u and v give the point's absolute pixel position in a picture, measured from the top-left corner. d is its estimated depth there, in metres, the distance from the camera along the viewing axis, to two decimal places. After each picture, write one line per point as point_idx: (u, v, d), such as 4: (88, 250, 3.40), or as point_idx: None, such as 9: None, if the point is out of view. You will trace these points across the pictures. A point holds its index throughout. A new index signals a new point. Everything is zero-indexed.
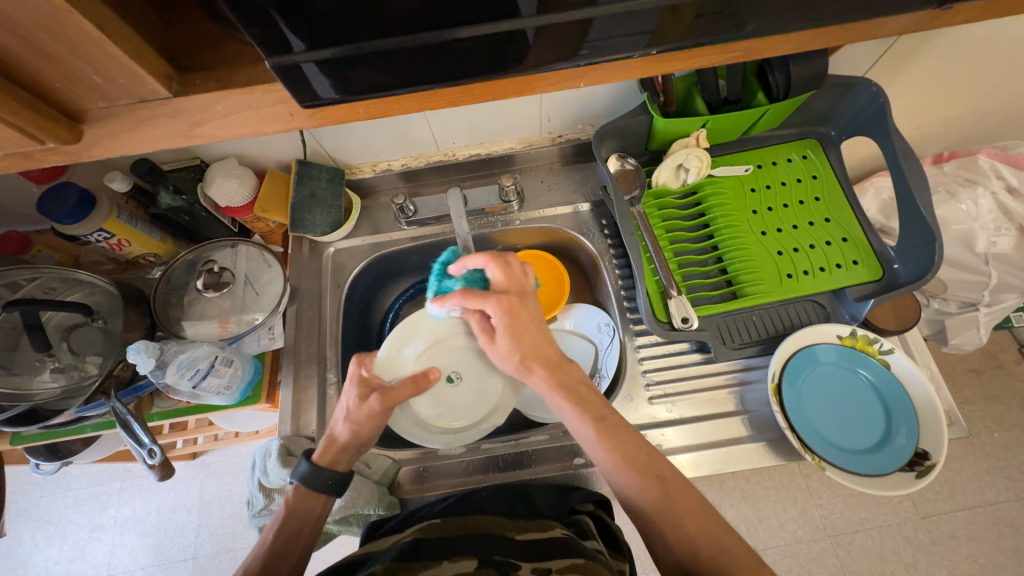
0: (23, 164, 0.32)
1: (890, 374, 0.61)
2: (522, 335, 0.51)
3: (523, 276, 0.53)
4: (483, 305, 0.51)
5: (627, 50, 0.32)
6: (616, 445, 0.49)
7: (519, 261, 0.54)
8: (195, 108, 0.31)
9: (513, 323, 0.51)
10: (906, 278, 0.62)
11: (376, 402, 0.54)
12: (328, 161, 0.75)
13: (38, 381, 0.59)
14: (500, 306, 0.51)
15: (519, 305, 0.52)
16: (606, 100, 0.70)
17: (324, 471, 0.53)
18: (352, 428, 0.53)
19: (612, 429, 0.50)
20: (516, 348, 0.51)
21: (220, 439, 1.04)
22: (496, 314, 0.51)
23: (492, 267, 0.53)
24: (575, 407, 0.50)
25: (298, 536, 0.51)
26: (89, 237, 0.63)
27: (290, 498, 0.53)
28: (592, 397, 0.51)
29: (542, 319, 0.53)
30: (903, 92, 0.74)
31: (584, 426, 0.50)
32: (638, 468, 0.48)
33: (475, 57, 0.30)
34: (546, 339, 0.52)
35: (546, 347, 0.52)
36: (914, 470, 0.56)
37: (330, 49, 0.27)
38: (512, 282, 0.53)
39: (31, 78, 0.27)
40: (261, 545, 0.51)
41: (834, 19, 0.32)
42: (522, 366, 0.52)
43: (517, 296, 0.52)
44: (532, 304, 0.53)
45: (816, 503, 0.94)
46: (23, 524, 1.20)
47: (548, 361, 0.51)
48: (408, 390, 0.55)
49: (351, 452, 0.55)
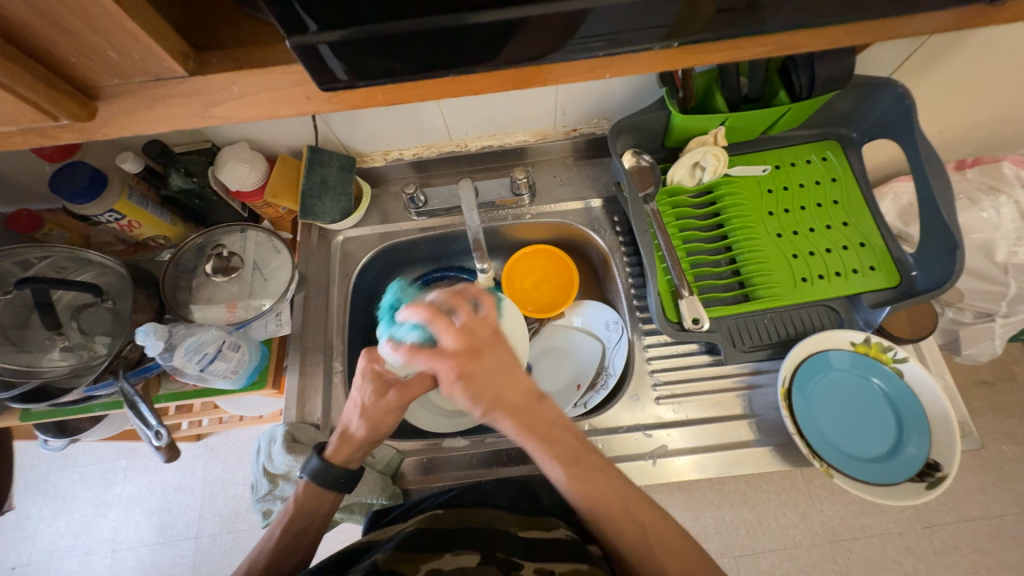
0: (36, 141, 0.31)
1: (903, 383, 0.60)
2: (483, 388, 0.47)
3: (478, 329, 0.50)
4: (433, 364, 0.48)
5: (650, 41, 0.31)
6: (537, 434, 0.48)
7: (472, 313, 0.50)
8: (212, 88, 0.30)
9: (467, 381, 0.47)
10: (924, 285, 0.60)
11: (394, 397, 0.54)
12: (340, 149, 0.75)
13: (48, 359, 0.59)
14: (452, 367, 0.47)
15: (472, 364, 0.48)
16: (624, 94, 0.69)
17: (336, 468, 0.53)
18: (368, 424, 0.53)
19: (540, 414, 0.49)
20: (476, 401, 0.47)
21: (224, 422, 1.05)
22: (445, 375, 0.48)
23: (438, 325, 0.49)
24: (545, 453, 0.48)
25: (303, 536, 0.53)
26: (100, 217, 0.63)
27: (296, 496, 0.53)
28: (537, 409, 0.49)
29: (511, 365, 0.49)
30: (930, 95, 0.72)
31: (554, 469, 0.48)
32: (558, 458, 0.48)
33: (493, 42, 0.29)
34: (514, 382, 0.48)
35: (507, 394, 0.48)
36: (925, 481, 0.55)
37: (347, 29, 0.27)
38: (470, 333, 0.49)
39: (44, 51, 0.27)
40: (263, 543, 0.52)
41: (871, 12, 0.30)
42: (487, 416, 0.48)
43: (467, 354, 0.48)
44: (496, 353, 0.49)
45: (818, 509, 0.93)
46: (31, 499, 1.22)
47: (511, 406, 0.48)
48: (425, 384, 0.54)
49: (364, 450, 0.55)
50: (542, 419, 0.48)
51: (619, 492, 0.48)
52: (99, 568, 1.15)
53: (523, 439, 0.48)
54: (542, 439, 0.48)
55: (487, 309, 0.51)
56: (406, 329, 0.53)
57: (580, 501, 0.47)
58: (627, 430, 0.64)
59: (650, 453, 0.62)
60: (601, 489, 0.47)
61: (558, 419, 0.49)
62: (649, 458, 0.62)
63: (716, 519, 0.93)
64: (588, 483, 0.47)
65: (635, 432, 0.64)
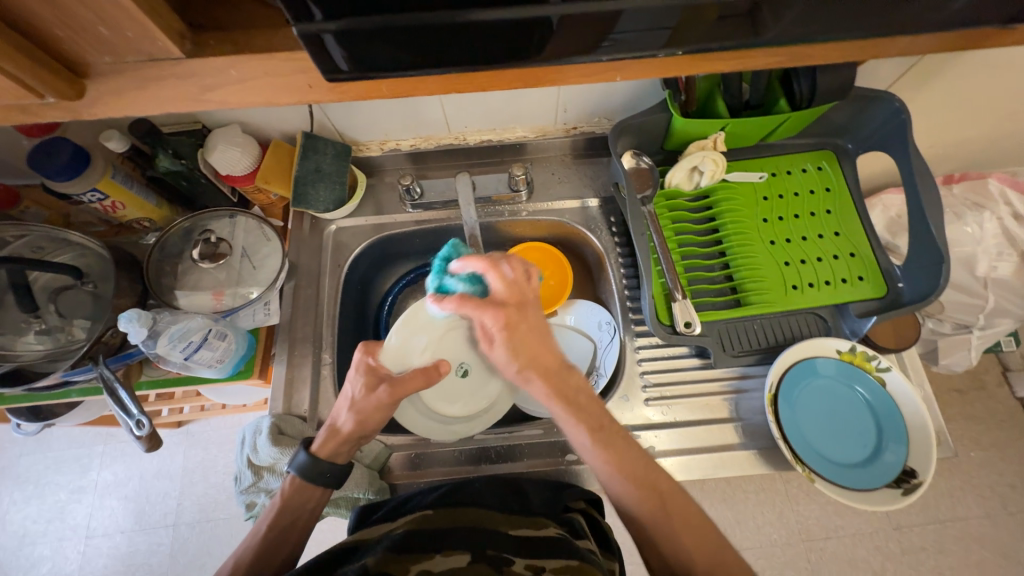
0: (18, 118, 0.29)
1: (885, 391, 0.61)
2: (525, 344, 0.50)
3: (527, 286, 0.51)
4: (484, 313, 0.49)
5: (661, 46, 0.31)
6: (565, 399, 0.50)
7: (525, 273, 0.51)
8: (208, 71, 0.29)
9: (512, 334, 0.50)
10: (910, 297, 0.62)
11: (384, 394, 0.52)
12: (335, 136, 0.73)
13: (24, 343, 0.57)
14: (500, 318, 0.49)
15: (518, 319, 0.50)
16: (626, 94, 0.69)
17: (323, 464, 0.53)
18: (356, 419, 0.52)
19: (566, 382, 0.51)
20: (514, 358, 0.50)
21: (206, 410, 1.03)
22: (494, 325, 0.50)
23: (493, 273, 0.50)
24: (574, 417, 0.50)
25: (293, 529, 0.52)
26: (82, 197, 0.61)
27: (284, 492, 0.52)
28: (567, 376, 0.51)
29: (546, 329, 0.51)
30: (924, 110, 0.73)
31: (581, 434, 0.50)
32: (587, 424, 0.50)
33: (502, 40, 0.28)
34: (549, 349, 0.51)
35: (545, 358, 0.51)
36: (901, 487, 0.57)
37: (353, 19, 0.26)
38: (518, 288, 0.50)
39: (31, 24, 0.25)
40: (251, 540, 0.51)
41: (881, 29, 0.31)
42: (521, 375, 0.51)
43: (517, 308, 0.50)
44: (533, 312, 0.52)
45: (794, 509, 0.96)
46: (1, 482, 1.18)
47: (547, 370, 0.51)
48: (419, 382, 0.53)
49: (351, 444, 0.54)
50: (569, 386, 0.51)
51: (643, 461, 0.50)
52: (72, 554, 1.12)
53: (550, 405, 0.51)
54: (570, 404, 0.50)
55: (537, 267, 0.52)
56: (457, 279, 0.51)
57: (607, 469, 0.49)
58: None
59: None
60: (625, 457, 0.49)
61: (584, 388, 0.52)
62: None
63: None
64: (614, 452, 0.49)
65: None
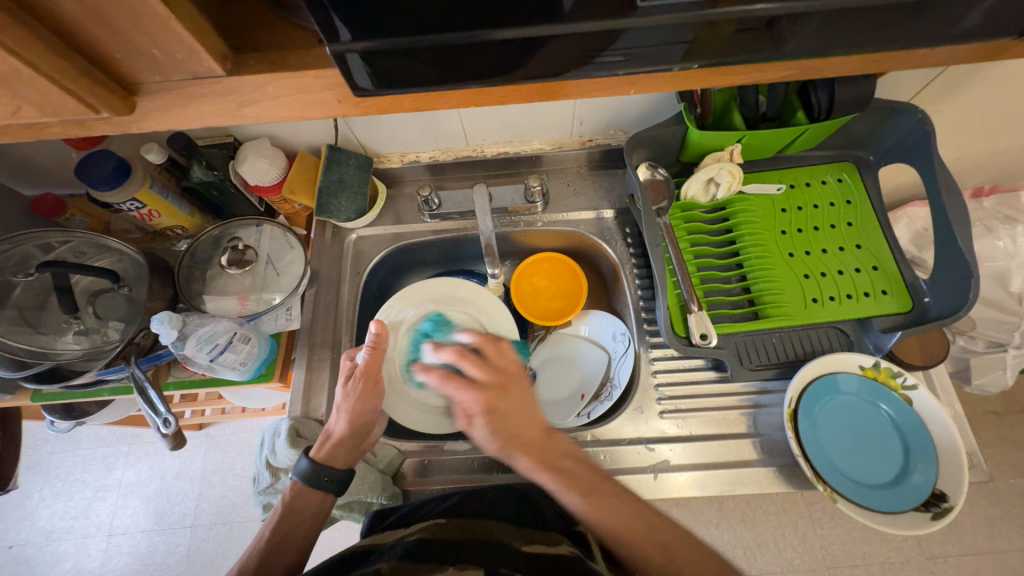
0: (74, 132, 0.32)
1: (912, 411, 0.59)
2: (504, 422, 0.51)
3: (506, 363, 0.55)
4: (460, 394, 0.53)
5: (675, 61, 0.31)
6: (552, 467, 0.50)
7: (493, 350, 0.56)
8: (245, 89, 0.31)
9: (492, 414, 0.52)
10: (936, 312, 0.60)
11: (358, 381, 0.57)
12: (357, 149, 0.76)
13: (62, 342, 0.60)
14: (479, 399, 0.52)
15: (498, 396, 0.53)
16: (642, 107, 0.70)
17: (323, 468, 0.54)
18: (345, 416, 0.56)
19: (550, 453, 0.51)
20: (494, 436, 0.51)
21: (226, 413, 1.06)
22: (472, 404, 0.52)
23: (465, 363, 0.54)
24: (562, 481, 0.49)
25: (291, 536, 0.53)
26: (122, 206, 0.64)
27: (286, 498, 0.54)
28: (549, 443, 0.52)
29: (531, 402, 0.53)
30: (950, 122, 0.71)
31: (575, 496, 0.48)
32: (575, 486, 0.49)
33: (519, 55, 0.29)
34: (531, 421, 0.52)
35: (526, 433, 0.52)
36: (930, 511, 0.55)
37: (378, 38, 0.27)
38: (496, 367, 0.55)
39: (90, 46, 0.27)
40: (255, 546, 0.52)
41: (897, 43, 0.31)
42: (501, 453, 0.51)
43: (496, 391, 0.53)
44: (520, 390, 0.54)
45: (817, 532, 0.92)
46: (33, 478, 1.23)
47: (529, 445, 0.51)
48: (376, 357, 0.57)
49: (351, 444, 0.56)
50: (554, 451, 0.51)
51: (638, 514, 0.48)
52: (95, 552, 1.16)
53: (541, 476, 0.50)
54: (555, 471, 0.50)
55: (508, 343, 0.57)
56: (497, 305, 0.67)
57: (604, 522, 0.47)
58: (629, 442, 0.64)
59: (653, 467, 0.62)
60: (622, 517, 0.47)
61: (570, 453, 0.52)
62: (650, 472, 0.62)
63: (714, 537, 0.92)
64: (606, 509, 0.48)
65: (638, 445, 0.63)
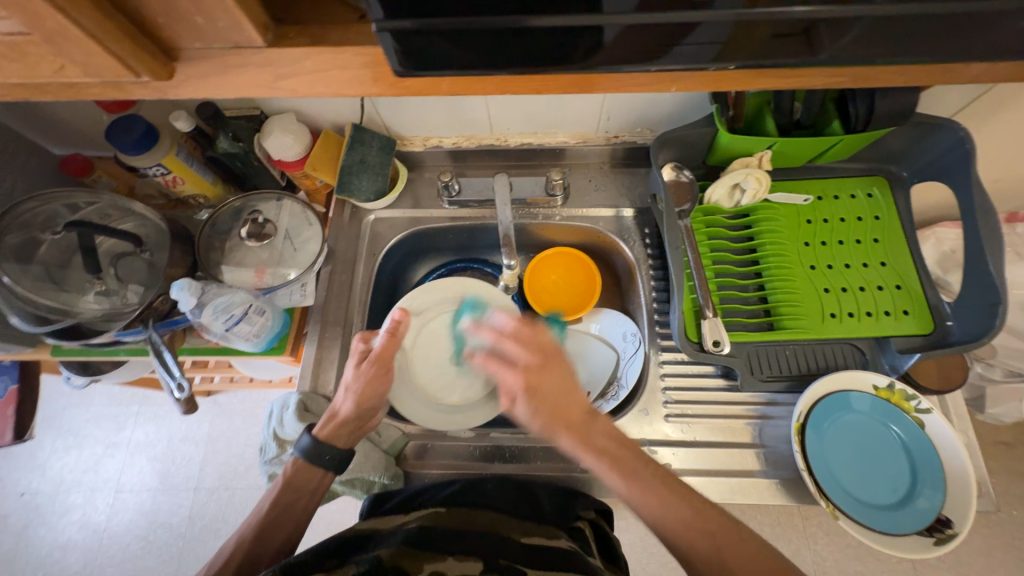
0: (113, 94, 0.32)
1: (923, 434, 0.58)
2: (547, 401, 0.50)
3: (544, 339, 0.54)
4: (504, 375, 0.52)
5: (717, 59, 0.31)
6: (599, 451, 0.49)
7: (531, 326, 0.54)
8: (283, 61, 0.31)
9: (535, 394, 0.50)
10: (958, 336, 0.59)
11: (371, 367, 0.55)
12: (381, 130, 0.75)
13: (84, 301, 0.62)
14: (520, 378, 0.51)
15: (541, 375, 0.51)
16: (672, 106, 0.68)
17: (324, 446, 0.55)
18: (353, 400, 0.55)
19: (592, 434, 0.50)
20: (537, 415, 0.50)
21: (235, 382, 1.08)
22: (517, 381, 0.51)
23: (505, 342, 0.53)
24: (607, 466, 0.48)
25: (291, 510, 0.53)
26: (148, 170, 0.65)
27: (286, 472, 0.54)
28: (592, 423, 0.51)
29: (571, 383, 0.52)
30: (991, 142, 0.69)
31: (615, 479, 0.48)
32: (619, 467, 0.48)
33: (559, 42, 0.29)
34: (574, 400, 0.51)
35: (569, 411, 0.50)
36: (933, 536, 0.54)
37: (419, 17, 0.27)
38: (534, 346, 0.53)
39: (134, 9, 0.27)
40: (253, 517, 0.53)
41: (955, 53, 0.30)
42: (546, 430, 0.50)
43: (537, 367, 0.51)
44: (561, 368, 0.52)
45: (811, 548, 0.92)
46: (46, 431, 1.27)
47: (571, 422, 0.50)
48: (392, 345, 0.56)
49: (353, 426, 0.57)
50: (596, 431, 0.50)
51: (668, 490, 0.48)
52: (101, 506, 1.19)
53: (585, 456, 0.49)
54: (603, 451, 0.49)
55: (547, 323, 0.56)
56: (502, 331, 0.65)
57: (646, 509, 0.47)
58: (632, 443, 0.64)
59: None
60: (643, 485, 0.47)
61: (609, 433, 0.51)
62: None
63: None
64: (648, 494, 0.47)
65: (640, 446, 0.63)
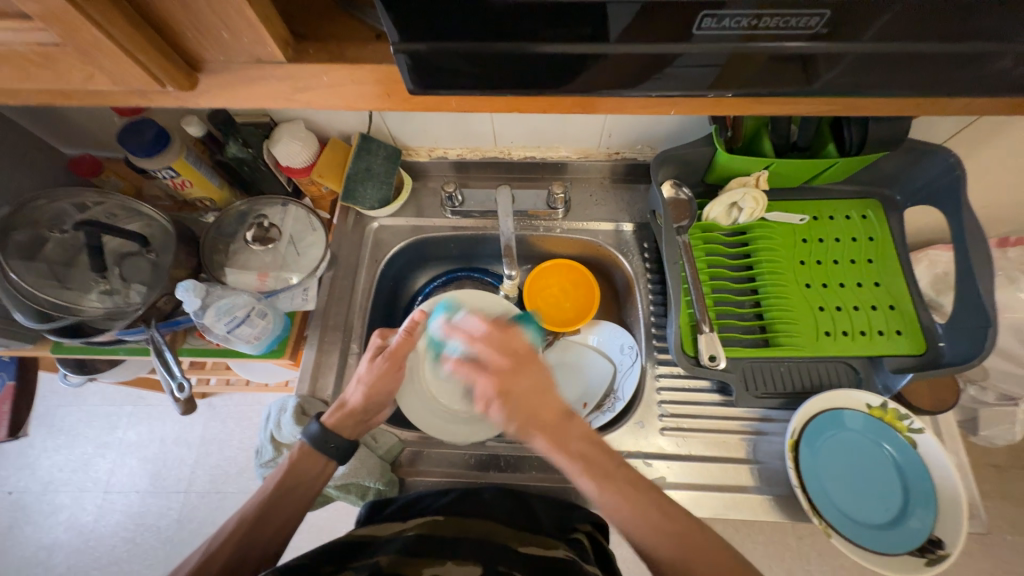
0: (136, 101, 0.33)
1: (915, 454, 0.59)
2: (522, 403, 0.49)
3: (516, 342, 0.53)
4: (476, 379, 0.51)
5: (713, 86, 0.32)
6: (572, 453, 0.48)
7: (504, 330, 0.54)
8: (301, 76, 0.32)
9: (507, 397, 0.49)
10: (950, 357, 0.60)
11: (384, 361, 0.57)
12: (388, 139, 0.77)
13: (86, 299, 0.62)
14: (493, 380, 0.50)
15: (515, 376, 0.50)
16: (672, 125, 0.70)
17: (330, 434, 0.55)
18: (364, 392, 0.57)
19: (566, 436, 0.49)
20: (512, 416, 0.49)
21: (230, 384, 1.08)
22: (487, 385, 0.50)
23: (477, 346, 0.52)
24: (585, 470, 0.48)
25: (288, 496, 0.53)
26: (157, 173, 0.66)
27: (292, 456, 0.55)
28: (568, 425, 0.50)
29: (546, 384, 0.51)
30: (982, 169, 0.71)
31: (589, 483, 0.48)
32: (594, 469, 0.48)
33: (564, 67, 0.30)
34: (549, 402, 0.50)
35: (543, 413, 0.49)
36: (925, 556, 0.54)
37: (432, 41, 0.28)
38: (507, 350, 0.52)
39: (163, 23, 0.29)
40: (255, 498, 0.53)
41: (939, 88, 0.31)
42: (521, 433, 0.49)
43: (510, 370, 0.51)
44: (534, 369, 0.52)
45: (804, 567, 0.91)
46: (38, 428, 1.26)
47: (546, 424, 0.49)
48: (408, 342, 0.58)
49: (360, 419, 0.57)
50: (572, 434, 0.49)
51: (661, 507, 0.47)
52: (89, 507, 1.18)
53: (558, 458, 0.48)
54: (578, 456, 0.48)
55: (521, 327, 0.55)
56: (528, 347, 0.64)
57: (615, 514, 0.47)
58: (628, 455, 0.64)
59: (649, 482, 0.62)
60: (633, 505, 0.47)
61: (586, 436, 0.50)
62: None
63: None
64: (627, 499, 0.47)
65: (634, 459, 0.64)
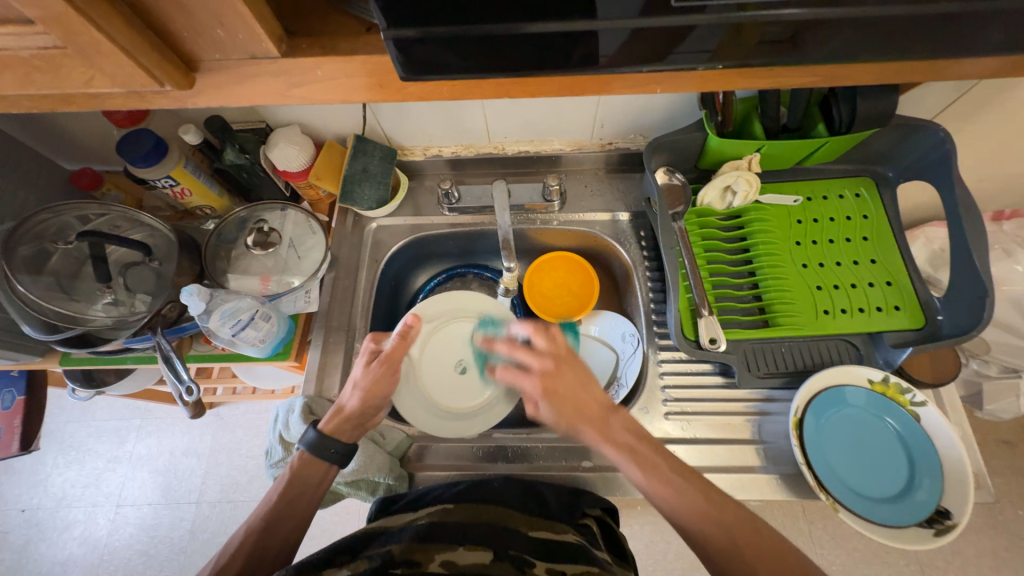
0: (136, 104, 0.34)
1: (919, 426, 0.59)
2: (568, 399, 0.53)
3: (562, 343, 0.57)
4: (524, 380, 0.56)
5: (699, 62, 0.33)
6: (618, 443, 0.51)
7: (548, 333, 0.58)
8: (295, 70, 0.33)
9: (552, 397, 0.54)
10: (949, 330, 0.60)
11: (379, 366, 0.58)
12: (382, 139, 0.78)
13: (92, 309, 0.63)
14: (539, 381, 0.55)
15: (561, 371, 0.55)
16: (663, 112, 0.71)
17: (329, 440, 0.55)
18: (360, 396, 0.57)
19: (610, 426, 0.53)
20: (560, 414, 0.53)
21: (237, 393, 1.09)
22: (535, 384, 0.55)
23: (521, 351, 0.58)
24: (631, 458, 0.50)
25: (297, 501, 0.54)
26: (157, 182, 0.67)
27: (293, 466, 0.55)
28: (612, 417, 0.53)
29: (588, 377, 0.55)
30: (973, 142, 0.71)
31: (632, 469, 0.50)
32: (638, 460, 0.50)
33: (550, 48, 0.31)
34: (591, 395, 0.54)
35: (588, 405, 0.53)
36: (933, 527, 0.55)
37: (420, 26, 0.29)
38: (548, 352, 0.56)
39: (160, 24, 0.30)
40: (262, 508, 0.53)
41: (919, 52, 0.32)
42: (568, 429, 0.53)
43: (553, 368, 0.55)
44: (576, 368, 0.56)
45: (818, 552, 0.91)
46: (48, 446, 1.28)
47: (591, 415, 0.53)
48: (401, 346, 0.59)
49: (357, 423, 0.58)
50: (616, 425, 0.53)
51: (685, 486, 0.48)
52: (102, 521, 1.19)
53: (607, 449, 0.52)
54: (625, 447, 0.51)
55: (559, 325, 0.58)
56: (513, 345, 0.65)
57: (659, 493, 0.48)
58: None
59: None
60: (669, 484, 0.48)
61: (630, 427, 0.53)
62: None
63: None
64: (660, 480, 0.48)
65: None
